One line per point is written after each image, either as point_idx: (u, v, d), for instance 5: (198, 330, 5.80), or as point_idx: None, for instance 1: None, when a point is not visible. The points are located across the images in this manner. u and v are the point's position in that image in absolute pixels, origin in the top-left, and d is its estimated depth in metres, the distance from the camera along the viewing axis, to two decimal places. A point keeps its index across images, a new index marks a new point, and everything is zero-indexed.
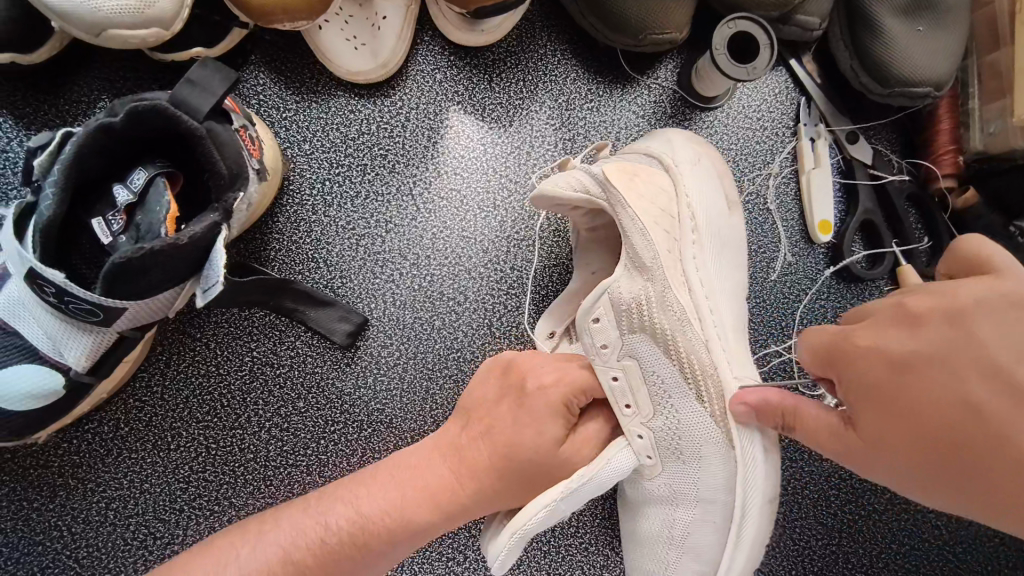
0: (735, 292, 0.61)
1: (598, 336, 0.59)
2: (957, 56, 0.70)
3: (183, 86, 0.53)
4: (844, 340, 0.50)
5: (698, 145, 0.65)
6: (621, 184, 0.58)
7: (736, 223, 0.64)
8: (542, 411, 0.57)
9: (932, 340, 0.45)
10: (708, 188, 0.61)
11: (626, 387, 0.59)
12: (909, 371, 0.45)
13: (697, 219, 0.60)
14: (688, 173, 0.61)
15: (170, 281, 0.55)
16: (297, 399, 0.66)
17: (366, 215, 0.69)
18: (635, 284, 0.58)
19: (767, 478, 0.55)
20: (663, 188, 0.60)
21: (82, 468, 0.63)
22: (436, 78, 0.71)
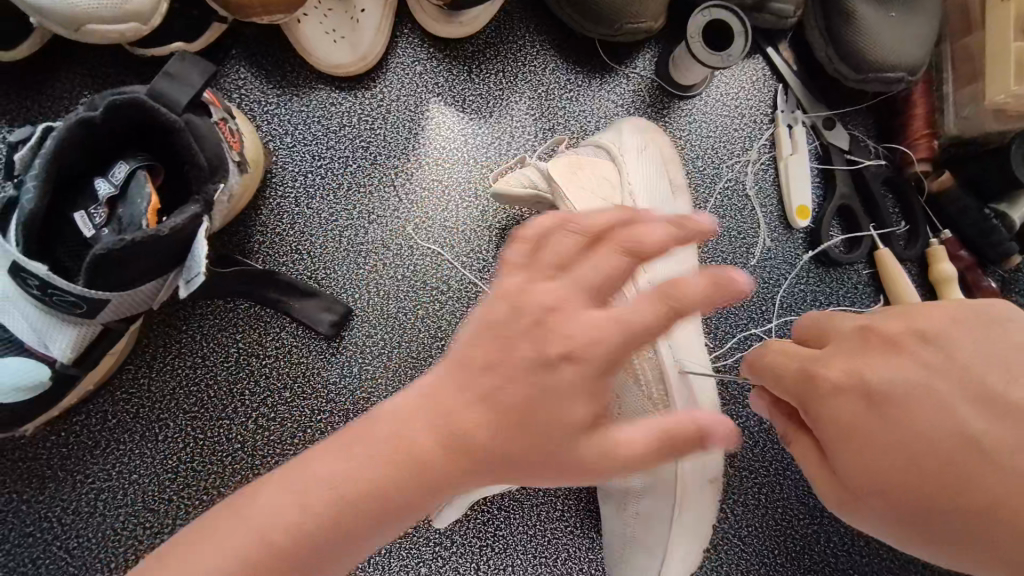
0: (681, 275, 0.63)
1: None
2: (930, 41, 0.71)
3: (162, 80, 0.54)
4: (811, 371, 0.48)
5: (651, 132, 0.67)
6: (562, 176, 0.60)
7: (680, 207, 0.65)
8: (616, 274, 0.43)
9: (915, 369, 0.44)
10: (650, 172, 0.63)
11: None
12: (903, 383, 0.44)
13: (638, 207, 0.61)
14: (634, 162, 0.63)
15: (154, 272, 0.56)
16: (283, 389, 0.67)
17: (348, 206, 0.70)
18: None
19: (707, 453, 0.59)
20: (609, 177, 0.62)
21: (71, 460, 0.64)
22: (416, 70, 0.72)
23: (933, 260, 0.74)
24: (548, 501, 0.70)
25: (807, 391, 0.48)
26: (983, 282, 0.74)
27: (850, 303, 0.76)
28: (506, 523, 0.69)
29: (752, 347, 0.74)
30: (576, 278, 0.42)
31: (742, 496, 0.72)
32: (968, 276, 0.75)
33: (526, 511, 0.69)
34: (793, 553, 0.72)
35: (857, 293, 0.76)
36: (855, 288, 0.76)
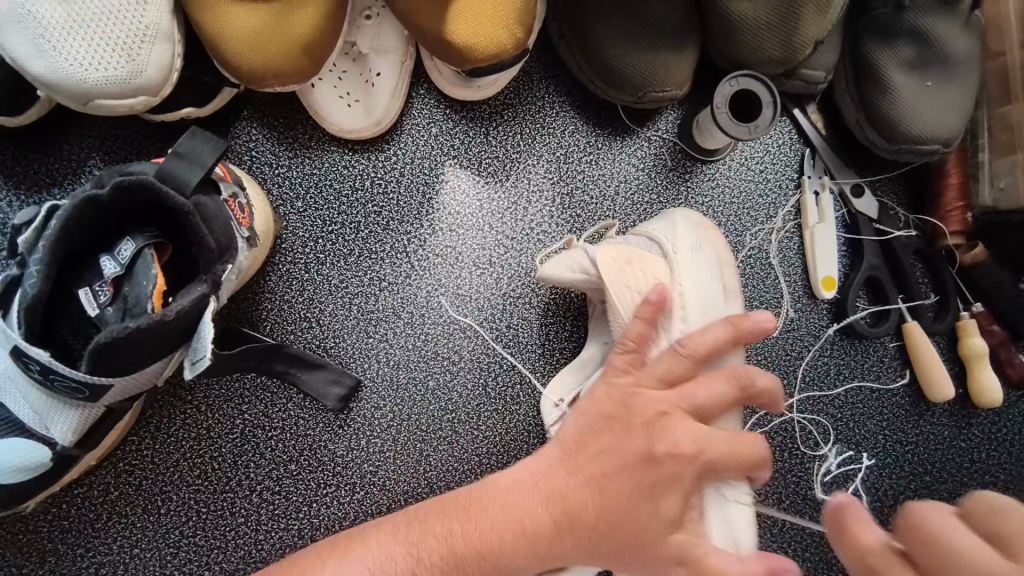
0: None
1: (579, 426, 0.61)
2: (966, 112, 0.68)
3: (170, 159, 0.52)
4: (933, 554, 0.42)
5: (704, 229, 0.63)
6: (610, 275, 0.58)
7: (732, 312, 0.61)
8: (707, 399, 0.53)
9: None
10: (704, 274, 0.60)
11: None
12: None
13: (687, 309, 0.58)
14: (686, 261, 0.59)
15: (159, 354, 0.54)
16: (289, 462, 0.66)
17: (360, 273, 0.68)
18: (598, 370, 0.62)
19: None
20: (660, 274, 0.59)
21: (71, 534, 0.63)
22: (431, 132, 0.70)
23: (963, 334, 0.72)
24: None
25: None
26: (1015, 359, 0.72)
27: (875, 377, 0.73)
28: None
29: (773, 422, 0.71)
30: (682, 396, 0.53)
31: None
32: (1001, 352, 0.73)
33: None
34: None
35: (882, 366, 0.73)
36: (881, 361, 0.73)
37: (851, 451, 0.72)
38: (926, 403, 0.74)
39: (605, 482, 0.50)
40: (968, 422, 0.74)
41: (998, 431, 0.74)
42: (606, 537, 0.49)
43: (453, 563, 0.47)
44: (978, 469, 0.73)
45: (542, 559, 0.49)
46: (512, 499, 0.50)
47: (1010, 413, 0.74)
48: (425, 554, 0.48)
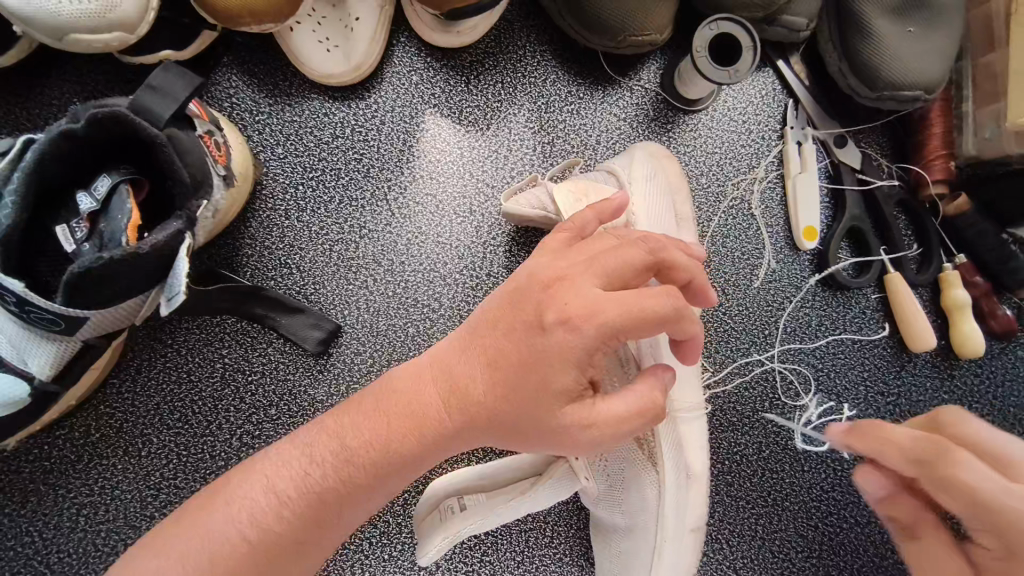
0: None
1: None
2: (949, 59, 0.68)
3: (143, 92, 0.52)
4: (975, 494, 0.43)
5: (660, 158, 0.64)
6: (566, 205, 0.60)
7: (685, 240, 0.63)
8: (603, 260, 0.48)
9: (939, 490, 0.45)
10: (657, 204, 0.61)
11: None
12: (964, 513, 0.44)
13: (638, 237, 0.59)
14: (641, 189, 0.61)
15: (136, 289, 0.55)
16: (269, 406, 0.66)
17: (340, 220, 0.68)
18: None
19: (692, 505, 0.59)
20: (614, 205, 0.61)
21: (53, 474, 0.63)
22: (412, 80, 0.70)
23: (946, 285, 0.72)
24: (536, 527, 0.68)
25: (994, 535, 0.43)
26: (998, 310, 0.72)
27: (856, 328, 0.73)
28: (493, 549, 0.67)
29: (753, 372, 0.71)
30: (593, 262, 0.48)
31: (736, 527, 0.70)
32: (983, 303, 0.72)
33: (515, 537, 0.68)
34: None
35: (864, 318, 0.73)
36: (863, 313, 0.73)
37: (832, 402, 0.72)
38: (908, 354, 0.73)
39: (499, 351, 0.47)
40: (950, 375, 0.74)
41: (981, 383, 0.74)
42: (494, 413, 0.47)
43: (341, 460, 0.47)
44: None
45: (432, 443, 0.48)
46: (401, 398, 0.49)
47: (993, 365, 0.74)
48: (315, 454, 0.48)
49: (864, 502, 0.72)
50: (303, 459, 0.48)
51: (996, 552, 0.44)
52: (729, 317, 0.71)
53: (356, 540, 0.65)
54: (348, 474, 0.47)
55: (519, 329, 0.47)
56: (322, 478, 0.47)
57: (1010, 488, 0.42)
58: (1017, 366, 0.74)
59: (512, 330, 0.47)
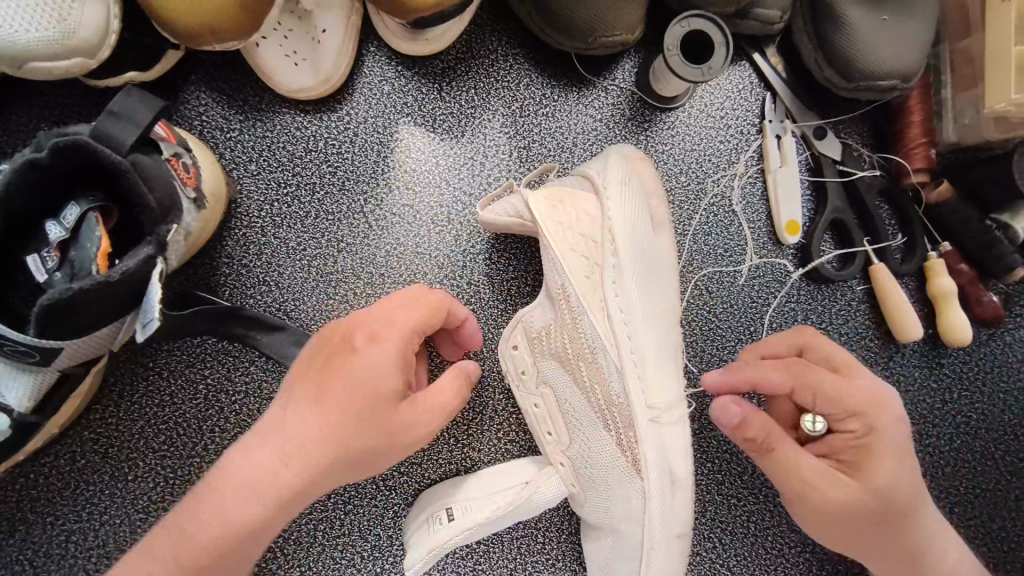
0: (657, 316, 0.60)
1: (517, 362, 0.63)
2: (925, 47, 0.67)
3: (105, 119, 0.51)
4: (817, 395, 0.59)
5: (635, 164, 0.63)
6: (540, 214, 0.59)
7: (663, 244, 0.63)
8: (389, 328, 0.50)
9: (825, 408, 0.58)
10: (634, 209, 0.60)
11: (544, 415, 0.63)
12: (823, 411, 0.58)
13: (617, 243, 0.59)
14: (617, 196, 0.60)
15: (109, 318, 0.54)
16: (254, 425, 0.66)
17: (317, 235, 0.67)
18: (546, 315, 0.61)
19: (678, 512, 0.58)
20: (591, 214, 0.60)
21: (40, 502, 0.63)
22: (384, 90, 0.69)
23: (931, 274, 0.71)
24: (528, 534, 0.68)
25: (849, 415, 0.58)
26: (984, 297, 0.71)
27: (843, 321, 0.73)
28: (486, 557, 0.67)
29: None
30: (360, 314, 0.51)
31: (728, 525, 0.70)
32: (969, 290, 0.72)
33: (507, 544, 0.68)
34: None
35: (850, 310, 0.73)
36: (849, 305, 0.73)
37: None
38: (894, 345, 0.73)
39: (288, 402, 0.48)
40: (938, 363, 0.73)
41: (968, 370, 0.73)
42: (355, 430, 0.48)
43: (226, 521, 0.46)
44: (951, 409, 0.73)
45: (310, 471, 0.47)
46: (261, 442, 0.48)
47: (981, 352, 0.74)
48: (205, 524, 0.46)
49: None
50: (195, 527, 0.46)
51: (858, 434, 0.57)
52: (713, 315, 0.71)
53: (347, 554, 0.66)
54: (229, 540, 0.46)
55: (322, 385, 0.48)
56: (211, 535, 0.46)
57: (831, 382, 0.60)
58: (1005, 352, 0.74)
59: (350, 385, 0.47)
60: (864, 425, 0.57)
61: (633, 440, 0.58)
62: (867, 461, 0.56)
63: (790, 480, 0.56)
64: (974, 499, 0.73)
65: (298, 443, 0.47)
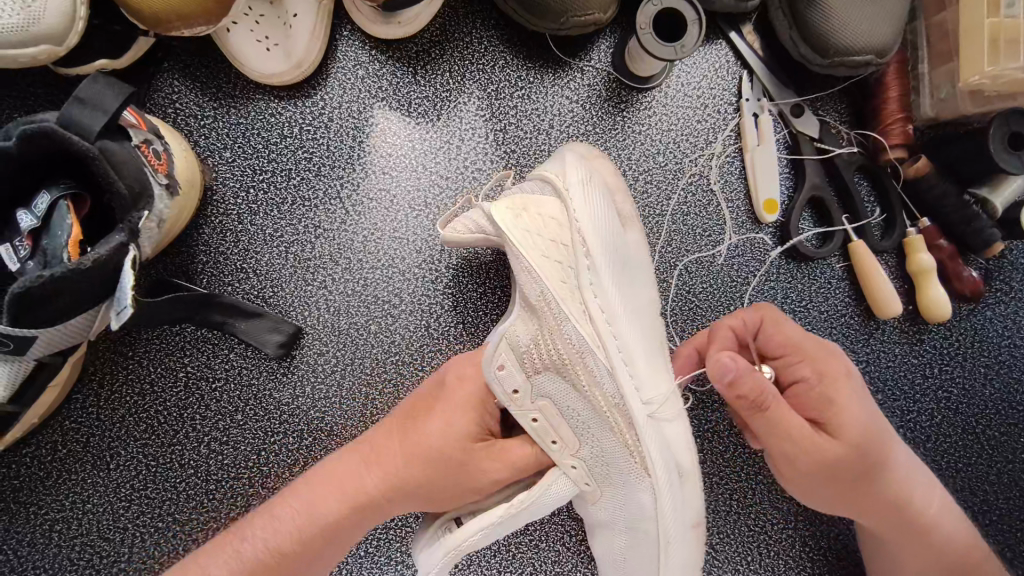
0: (639, 310, 0.58)
1: (506, 382, 0.57)
2: (899, 21, 0.67)
3: (71, 106, 0.51)
4: (794, 346, 0.58)
5: (591, 159, 0.62)
6: (507, 225, 0.56)
7: (634, 237, 0.61)
8: (465, 399, 0.58)
9: (800, 356, 0.58)
10: (603, 207, 0.58)
11: (547, 426, 0.58)
12: (794, 359, 0.58)
13: (588, 243, 0.56)
14: (582, 195, 0.57)
15: (83, 305, 0.54)
16: (235, 412, 0.66)
17: (294, 221, 0.67)
18: (530, 326, 0.56)
19: (689, 500, 0.57)
20: (557, 216, 0.57)
21: (23, 492, 0.63)
22: (358, 75, 0.69)
23: (910, 249, 0.71)
24: None
25: (817, 363, 0.57)
26: (963, 272, 0.71)
27: (822, 299, 0.73)
28: None
29: None
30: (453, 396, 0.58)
31: (712, 503, 0.70)
32: (948, 264, 0.72)
33: None
34: (766, 559, 0.70)
35: (830, 288, 0.73)
36: (829, 283, 0.73)
37: None
38: (874, 322, 0.73)
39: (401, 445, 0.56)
40: (919, 339, 0.73)
41: (949, 345, 0.74)
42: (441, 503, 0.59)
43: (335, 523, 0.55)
44: (931, 385, 0.73)
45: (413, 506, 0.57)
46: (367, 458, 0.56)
47: (962, 327, 0.74)
48: (320, 515, 0.55)
49: None
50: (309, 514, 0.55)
51: (815, 380, 0.57)
52: (692, 295, 0.71)
53: None
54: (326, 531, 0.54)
55: (405, 436, 0.56)
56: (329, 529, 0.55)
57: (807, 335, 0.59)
58: (986, 326, 0.74)
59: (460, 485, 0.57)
60: (816, 371, 0.57)
61: (634, 437, 0.56)
62: (832, 413, 0.55)
63: (784, 440, 0.54)
64: (955, 474, 0.73)
65: (376, 466, 0.56)
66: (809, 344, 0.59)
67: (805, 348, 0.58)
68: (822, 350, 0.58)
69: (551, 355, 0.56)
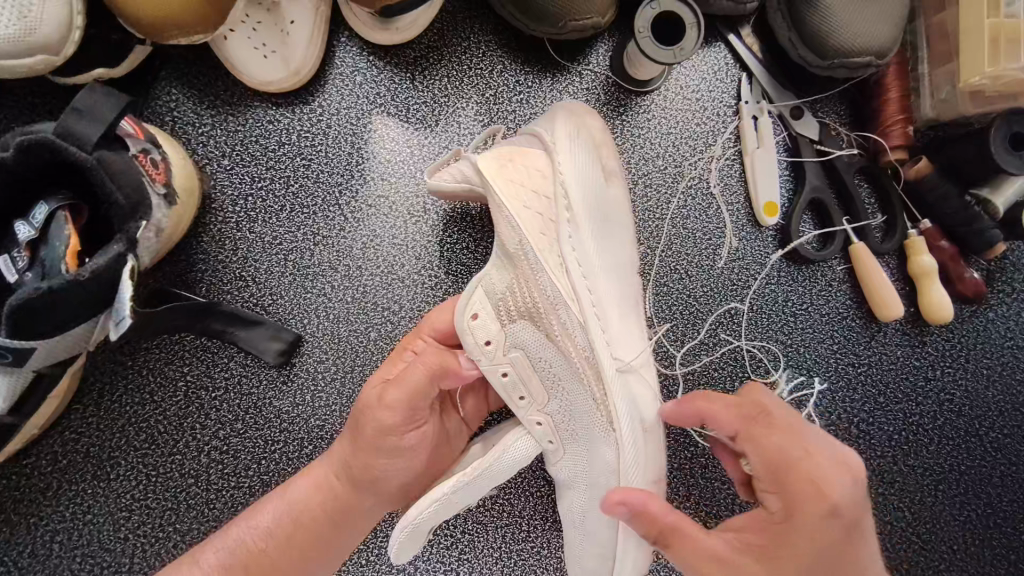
0: (616, 268, 0.58)
1: (479, 333, 0.56)
2: (899, 23, 0.67)
3: (68, 115, 0.50)
4: (813, 482, 0.48)
5: (579, 113, 0.62)
6: (490, 172, 0.56)
7: (616, 193, 0.61)
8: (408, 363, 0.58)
9: (822, 498, 0.48)
10: (585, 163, 0.58)
11: (516, 381, 0.58)
12: (817, 501, 0.48)
13: (570, 196, 0.56)
14: (566, 151, 0.57)
15: (82, 316, 0.54)
16: (235, 421, 0.66)
17: (293, 228, 0.67)
18: (506, 275, 0.56)
19: (650, 457, 0.57)
20: (540, 170, 0.57)
21: (23, 503, 0.63)
22: (356, 81, 0.69)
23: (912, 251, 0.71)
24: (513, 522, 0.68)
25: (841, 506, 0.48)
26: (965, 274, 0.71)
27: (824, 302, 0.72)
28: (471, 546, 0.68)
29: (721, 352, 0.71)
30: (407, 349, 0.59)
31: (714, 507, 0.70)
32: (950, 266, 0.71)
33: (492, 533, 0.68)
34: None
35: (831, 291, 0.72)
36: (830, 285, 0.72)
37: (803, 376, 0.72)
38: (876, 324, 0.73)
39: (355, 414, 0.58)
40: (921, 341, 0.73)
41: (951, 348, 0.73)
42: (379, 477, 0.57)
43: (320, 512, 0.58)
44: (934, 387, 0.73)
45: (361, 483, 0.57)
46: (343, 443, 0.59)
47: (964, 329, 0.74)
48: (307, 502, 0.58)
49: None
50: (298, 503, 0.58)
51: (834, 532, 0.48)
52: (693, 299, 0.71)
53: None
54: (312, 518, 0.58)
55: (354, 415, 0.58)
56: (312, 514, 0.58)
57: (823, 450, 0.50)
58: (988, 327, 0.74)
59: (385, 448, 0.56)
60: (785, 502, 0.49)
61: (601, 389, 0.56)
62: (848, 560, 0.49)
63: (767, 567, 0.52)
64: (958, 476, 0.73)
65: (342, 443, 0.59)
66: (832, 482, 0.48)
67: (828, 482, 0.48)
68: (845, 477, 0.49)
69: (525, 302, 0.56)
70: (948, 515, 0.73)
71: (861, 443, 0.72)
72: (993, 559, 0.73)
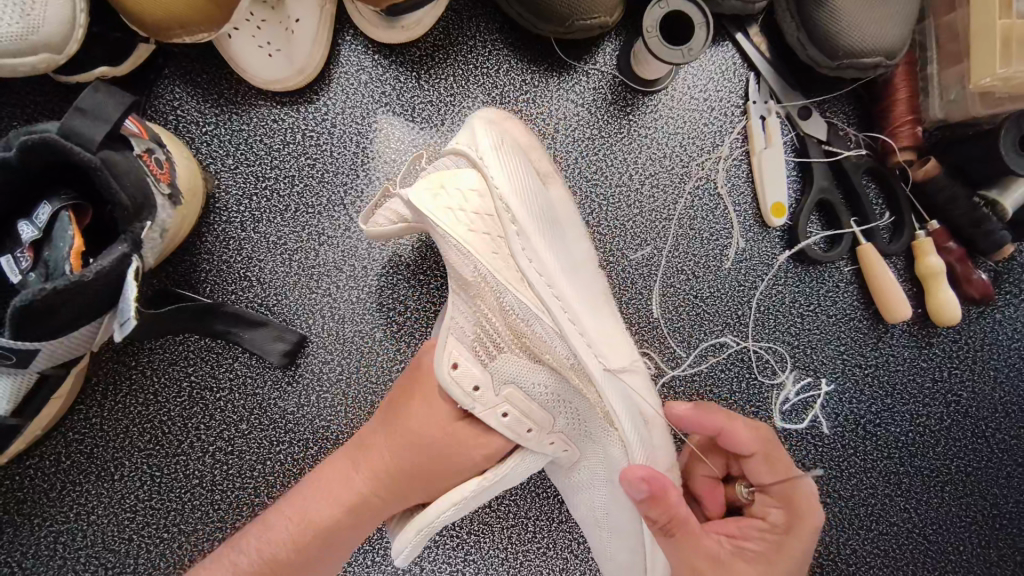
0: (570, 265, 0.58)
1: (463, 380, 0.53)
2: (908, 24, 0.66)
3: (72, 115, 0.50)
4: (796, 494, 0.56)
5: (501, 122, 0.60)
6: (427, 206, 0.52)
7: (555, 192, 0.62)
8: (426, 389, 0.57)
9: (803, 507, 0.55)
10: (521, 175, 0.56)
11: (517, 416, 0.55)
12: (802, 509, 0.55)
13: (512, 206, 0.53)
14: (496, 160, 0.54)
15: (85, 317, 0.53)
16: (239, 422, 0.65)
17: (297, 228, 0.67)
18: (468, 310, 0.54)
19: (658, 442, 0.59)
20: (479, 189, 0.55)
21: (27, 504, 0.63)
22: (362, 80, 0.68)
23: (920, 253, 0.70)
24: (519, 523, 0.68)
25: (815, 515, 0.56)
26: (973, 275, 0.71)
27: (831, 303, 0.72)
28: (476, 547, 0.67)
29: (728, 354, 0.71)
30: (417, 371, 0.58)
31: None
32: (958, 268, 0.71)
33: (498, 535, 0.68)
34: None
35: (838, 291, 0.72)
36: (837, 286, 0.72)
37: (809, 378, 0.71)
38: (883, 325, 0.73)
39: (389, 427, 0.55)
40: (928, 343, 0.73)
41: (958, 350, 0.73)
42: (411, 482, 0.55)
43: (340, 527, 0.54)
44: (940, 388, 0.73)
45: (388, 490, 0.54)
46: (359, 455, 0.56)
47: (971, 330, 0.73)
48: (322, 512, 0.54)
49: (847, 478, 0.71)
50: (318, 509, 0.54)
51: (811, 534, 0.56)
52: (700, 300, 0.71)
53: None
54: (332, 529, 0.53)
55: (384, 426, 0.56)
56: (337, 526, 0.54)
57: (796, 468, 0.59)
58: (996, 328, 0.73)
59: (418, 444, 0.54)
60: (787, 518, 0.56)
61: (595, 393, 0.56)
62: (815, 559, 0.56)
63: None
64: (965, 477, 0.73)
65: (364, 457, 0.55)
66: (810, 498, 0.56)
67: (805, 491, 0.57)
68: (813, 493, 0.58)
69: (501, 330, 0.55)
70: (954, 516, 0.72)
71: (867, 444, 0.72)
72: (999, 559, 0.73)
